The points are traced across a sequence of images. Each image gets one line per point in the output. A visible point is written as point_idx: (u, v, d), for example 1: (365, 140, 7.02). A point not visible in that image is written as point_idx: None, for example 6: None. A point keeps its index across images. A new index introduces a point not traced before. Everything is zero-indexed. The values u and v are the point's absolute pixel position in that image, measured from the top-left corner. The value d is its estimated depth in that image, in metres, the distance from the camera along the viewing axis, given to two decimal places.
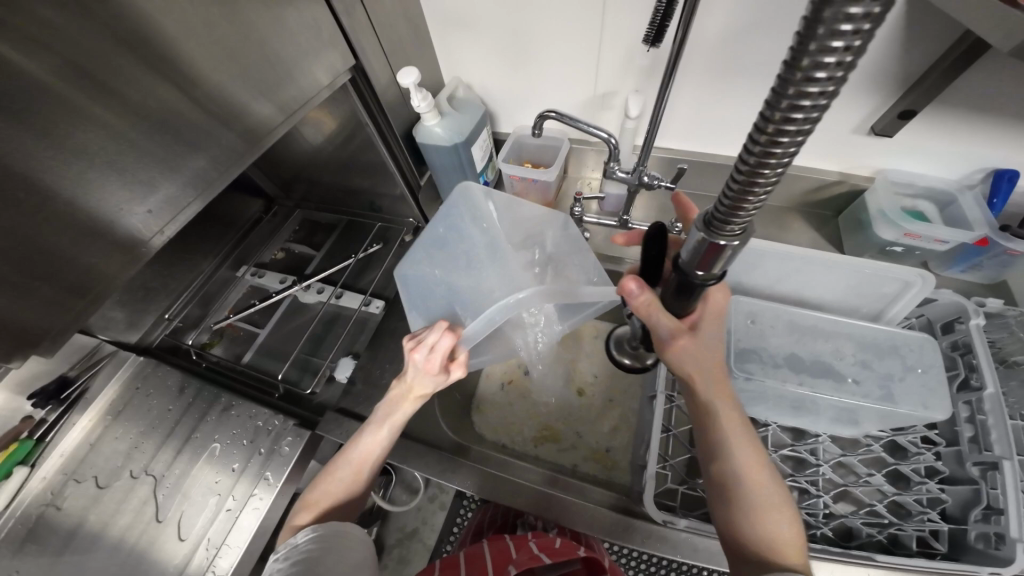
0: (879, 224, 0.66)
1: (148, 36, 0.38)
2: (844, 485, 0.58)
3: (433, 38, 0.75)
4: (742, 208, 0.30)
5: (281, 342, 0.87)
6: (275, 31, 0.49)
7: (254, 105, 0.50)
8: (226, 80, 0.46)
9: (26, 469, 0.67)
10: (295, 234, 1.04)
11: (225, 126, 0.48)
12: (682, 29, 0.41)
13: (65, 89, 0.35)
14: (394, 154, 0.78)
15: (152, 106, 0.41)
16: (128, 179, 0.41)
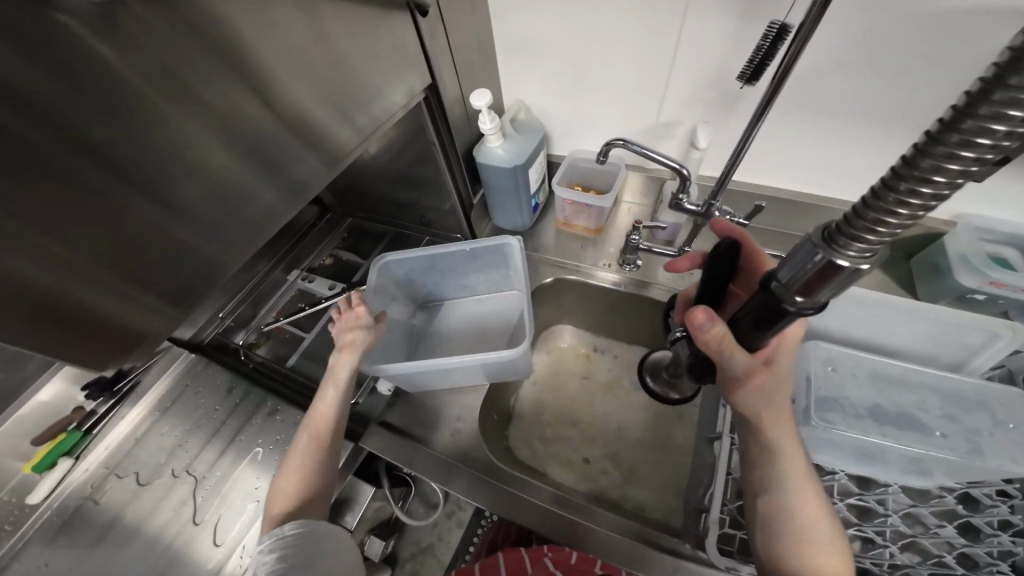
0: (959, 270, 0.62)
1: (244, 56, 0.39)
2: (911, 536, 0.52)
3: (500, 64, 0.78)
4: (875, 230, 0.27)
5: (325, 347, 0.89)
6: (354, 49, 0.50)
7: (330, 122, 0.51)
8: (313, 103, 0.48)
9: (70, 460, 0.69)
10: (344, 241, 1.07)
11: (309, 148, 0.50)
12: (783, 68, 0.44)
13: (165, 106, 0.36)
14: (453, 172, 0.80)
15: (241, 121, 0.42)
16: (221, 193, 0.43)
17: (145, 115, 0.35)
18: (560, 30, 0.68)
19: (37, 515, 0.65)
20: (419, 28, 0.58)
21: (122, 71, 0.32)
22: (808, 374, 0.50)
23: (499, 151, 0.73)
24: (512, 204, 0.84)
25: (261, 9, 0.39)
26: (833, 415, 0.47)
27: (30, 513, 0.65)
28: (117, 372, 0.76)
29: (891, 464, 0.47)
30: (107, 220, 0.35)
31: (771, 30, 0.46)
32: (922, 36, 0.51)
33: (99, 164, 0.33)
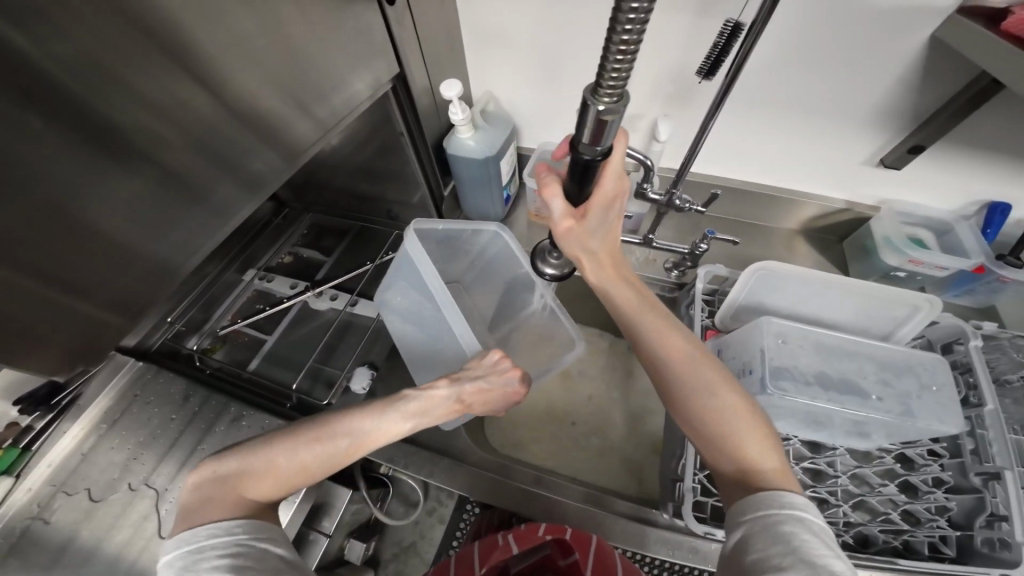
0: (884, 250, 0.71)
1: (190, 47, 0.36)
2: (861, 495, 0.59)
3: (466, 55, 0.77)
4: (585, 128, 0.35)
5: (292, 349, 0.85)
6: (313, 41, 0.48)
7: (288, 116, 0.48)
8: (268, 97, 0.45)
9: (11, 479, 0.63)
10: (303, 238, 1.01)
11: (265, 143, 0.47)
12: (735, 65, 0.48)
13: (96, 99, 0.33)
14: (421, 164, 0.79)
15: (189, 116, 0.39)
16: (174, 194, 0.41)
17: (88, 117, 0.33)
18: (526, 22, 0.69)
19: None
20: (387, 16, 0.56)
21: (47, 69, 0.30)
22: (762, 347, 0.54)
23: (471, 143, 0.73)
24: (483, 196, 0.84)
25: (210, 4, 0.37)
26: (786, 383, 0.52)
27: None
28: (53, 386, 0.69)
29: (833, 426, 0.53)
30: (45, 231, 0.33)
31: (724, 30, 0.50)
32: (851, 41, 0.57)
33: (29, 172, 0.31)
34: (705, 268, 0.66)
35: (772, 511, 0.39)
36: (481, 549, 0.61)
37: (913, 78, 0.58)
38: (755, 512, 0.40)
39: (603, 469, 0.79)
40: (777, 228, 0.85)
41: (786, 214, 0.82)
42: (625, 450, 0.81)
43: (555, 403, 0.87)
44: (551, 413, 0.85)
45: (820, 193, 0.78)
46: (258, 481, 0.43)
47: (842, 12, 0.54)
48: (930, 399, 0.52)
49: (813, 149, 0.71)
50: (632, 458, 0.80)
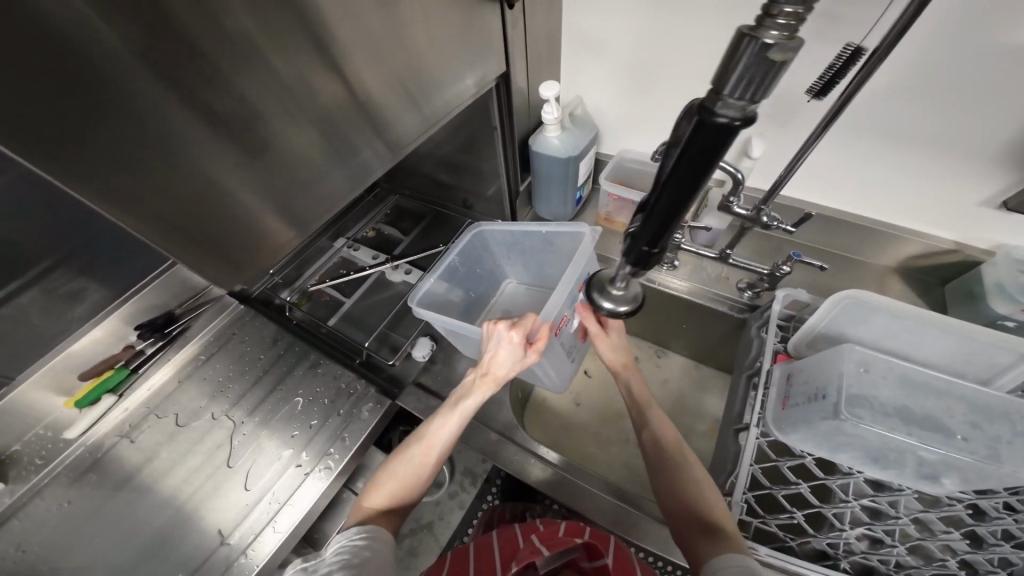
0: (993, 296, 0.65)
1: (334, 41, 0.43)
2: (920, 539, 0.53)
3: (564, 61, 0.82)
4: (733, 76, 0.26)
5: (367, 313, 0.94)
6: (431, 42, 0.54)
7: (399, 107, 0.55)
8: (385, 88, 0.51)
9: (113, 398, 0.74)
10: (386, 217, 1.11)
11: (378, 129, 0.53)
12: (849, 91, 0.47)
13: (256, 85, 0.39)
14: (507, 159, 0.84)
15: (324, 103, 0.45)
16: (289, 159, 0.45)
17: (247, 99, 0.39)
18: (628, 33, 0.71)
19: (69, 452, 0.70)
20: (504, 18, 0.62)
21: (204, 44, 0.34)
22: (841, 372, 0.52)
23: (557, 143, 0.77)
24: (558, 195, 0.88)
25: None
26: (862, 411, 0.49)
27: (64, 447, 0.70)
28: (168, 317, 0.80)
29: (906, 467, 0.49)
30: (180, 186, 0.38)
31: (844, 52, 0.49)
32: (984, 72, 0.53)
33: (187, 135, 0.36)
34: (783, 291, 0.65)
35: (731, 564, 0.45)
36: (499, 544, 0.64)
37: None
38: (715, 560, 0.46)
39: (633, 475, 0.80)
40: (867, 263, 0.80)
41: (873, 247, 0.78)
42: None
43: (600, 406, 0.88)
44: (587, 415, 0.90)
45: (919, 230, 0.73)
46: (372, 494, 0.59)
47: (975, 39, 0.51)
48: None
49: (918, 182, 0.67)
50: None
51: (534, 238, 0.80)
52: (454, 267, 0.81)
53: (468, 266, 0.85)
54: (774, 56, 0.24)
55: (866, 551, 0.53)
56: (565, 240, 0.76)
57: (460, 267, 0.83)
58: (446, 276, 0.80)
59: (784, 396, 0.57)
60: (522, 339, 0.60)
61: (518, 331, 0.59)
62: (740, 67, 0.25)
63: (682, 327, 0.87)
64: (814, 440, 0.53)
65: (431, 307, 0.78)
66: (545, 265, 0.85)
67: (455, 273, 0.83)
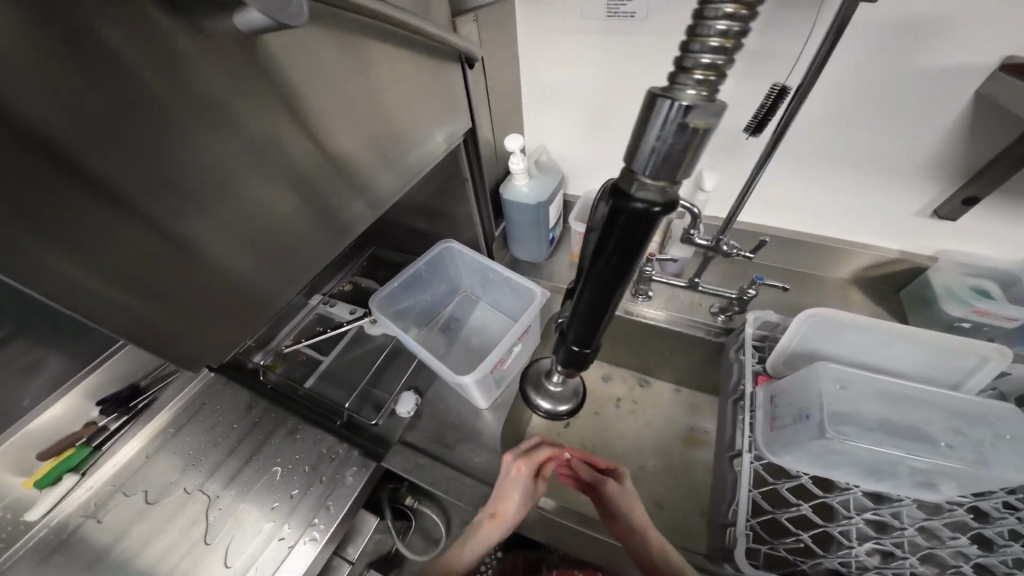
0: (945, 301, 0.69)
1: (316, 103, 0.44)
2: (929, 548, 0.51)
3: (525, 113, 0.88)
4: (645, 145, 0.31)
5: (348, 369, 0.91)
6: (406, 104, 0.57)
7: (377, 171, 0.56)
8: (363, 149, 0.53)
9: (74, 477, 0.68)
10: (363, 268, 1.10)
11: (358, 189, 0.54)
12: (780, 126, 0.52)
13: (241, 147, 0.38)
14: (480, 206, 0.86)
15: (309, 166, 0.46)
16: (268, 219, 0.43)
17: (232, 161, 0.38)
18: (582, 86, 0.78)
19: (31, 534, 0.64)
20: (466, 76, 0.66)
21: (191, 106, 0.33)
22: (820, 392, 0.53)
23: (527, 192, 0.81)
24: (533, 239, 0.91)
25: (302, 50, 0.41)
26: (847, 428, 0.50)
27: (22, 532, 0.63)
28: (134, 389, 0.76)
29: (899, 477, 0.49)
30: (165, 259, 0.35)
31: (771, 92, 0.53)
32: (895, 99, 0.61)
33: (172, 196, 0.34)
34: (753, 315, 0.68)
35: None
36: None
37: (960, 133, 0.61)
38: None
39: None
40: (828, 277, 0.86)
41: (831, 261, 0.83)
42: (671, 505, 0.78)
43: (594, 442, 0.86)
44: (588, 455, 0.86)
45: (870, 243, 0.79)
46: None
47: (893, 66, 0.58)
48: (1010, 451, 0.46)
49: (859, 199, 0.74)
50: (672, 508, 0.77)
51: (493, 271, 0.82)
52: (412, 278, 0.81)
53: (427, 276, 0.84)
54: (692, 124, 0.29)
55: (879, 565, 0.51)
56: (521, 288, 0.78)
57: (422, 277, 0.83)
58: (404, 286, 0.80)
59: (770, 417, 0.57)
60: (530, 474, 0.63)
61: (525, 463, 0.63)
62: (658, 134, 0.30)
63: (667, 355, 0.88)
64: (808, 461, 0.53)
65: (383, 308, 0.77)
66: (506, 307, 0.86)
67: (414, 282, 0.82)
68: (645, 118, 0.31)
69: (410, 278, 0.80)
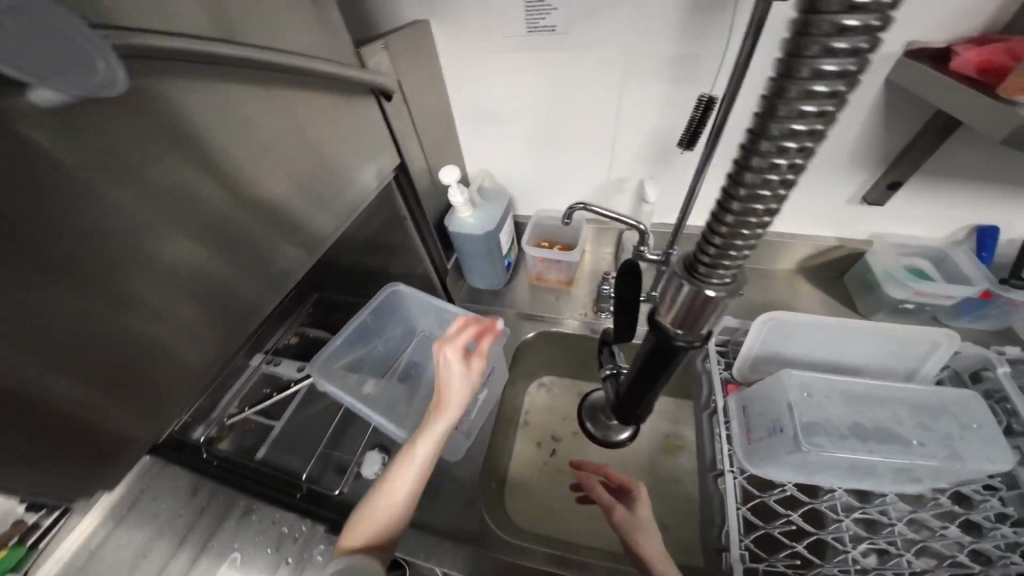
0: (887, 284, 0.71)
1: (232, 146, 0.38)
2: (923, 541, 0.49)
3: (462, 140, 0.85)
4: (729, 214, 0.29)
5: (304, 433, 0.83)
6: (341, 141, 0.53)
7: (314, 215, 0.51)
8: (296, 194, 0.47)
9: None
10: (311, 316, 1.00)
11: (291, 237, 0.48)
12: (716, 128, 0.50)
13: (136, 204, 0.32)
14: (425, 240, 0.82)
15: (229, 217, 0.39)
16: (184, 283, 0.37)
17: (122, 220, 0.31)
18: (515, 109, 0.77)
19: None
20: (385, 110, 0.60)
21: (59, 162, 0.27)
22: (789, 401, 0.52)
23: (471, 223, 0.77)
24: (488, 268, 0.87)
25: (213, 90, 0.36)
26: (821, 437, 0.49)
27: None
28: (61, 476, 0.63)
29: (881, 474, 0.48)
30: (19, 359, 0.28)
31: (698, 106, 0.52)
32: None
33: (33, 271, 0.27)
34: (713, 322, 0.68)
35: None
36: None
37: (873, 124, 0.63)
38: None
39: None
40: (778, 270, 0.88)
41: (779, 254, 0.85)
42: (665, 525, 0.75)
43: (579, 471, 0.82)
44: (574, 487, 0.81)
45: (811, 233, 0.81)
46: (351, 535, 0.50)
47: None
48: (978, 440, 0.47)
49: (795, 193, 0.76)
50: (666, 528, 0.74)
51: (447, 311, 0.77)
52: (360, 329, 0.75)
53: (375, 324, 0.78)
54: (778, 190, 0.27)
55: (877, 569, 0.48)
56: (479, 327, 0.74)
57: (372, 325, 0.78)
58: (352, 339, 0.74)
59: (746, 429, 0.56)
60: (462, 349, 0.54)
61: (455, 345, 0.54)
62: (744, 202, 0.28)
63: None
64: (790, 471, 0.51)
65: (329, 369, 0.70)
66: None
67: (363, 332, 0.77)
68: (731, 188, 0.28)
69: (358, 330, 0.75)
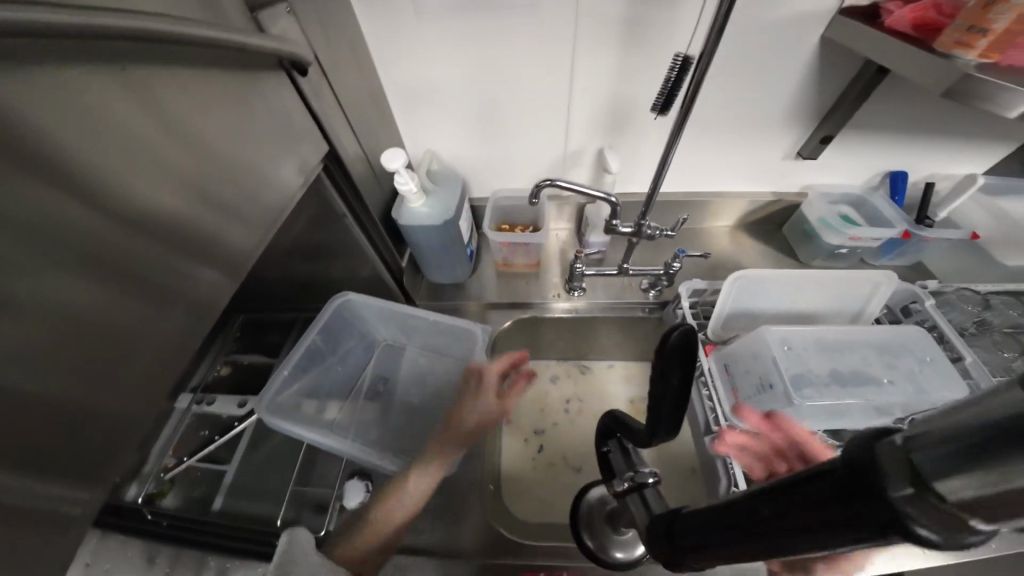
0: (824, 232, 0.77)
1: (83, 139, 0.27)
2: None
3: (395, 116, 0.73)
4: None
5: (262, 476, 0.71)
6: (250, 126, 0.40)
7: (228, 227, 0.39)
8: (197, 201, 0.35)
9: None
10: (239, 341, 0.87)
11: (200, 260, 0.37)
12: (688, 96, 0.50)
13: None
14: (372, 240, 0.70)
15: (98, 241, 0.28)
16: (43, 340, 0.26)
17: None
18: (455, 80, 0.67)
19: None
20: (302, 88, 0.48)
21: None
22: (775, 357, 0.54)
23: (427, 214, 0.68)
24: (448, 260, 0.79)
25: (33, 59, 0.23)
26: (810, 389, 0.53)
27: None
28: None
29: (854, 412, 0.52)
30: None
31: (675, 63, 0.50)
32: (761, 53, 0.62)
33: None
34: (685, 286, 0.68)
35: None
36: None
37: (812, 79, 0.65)
38: None
39: None
40: (726, 227, 0.91)
41: (726, 212, 0.88)
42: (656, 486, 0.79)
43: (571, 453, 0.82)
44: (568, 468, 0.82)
45: (754, 189, 0.84)
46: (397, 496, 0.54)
47: (757, 20, 0.58)
48: (931, 371, 0.54)
49: (741, 152, 0.77)
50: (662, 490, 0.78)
51: (411, 314, 0.69)
52: (311, 351, 0.65)
53: (326, 345, 0.68)
54: None
55: None
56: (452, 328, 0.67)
57: (326, 344, 0.68)
58: (304, 364, 0.64)
59: (733, 387, 0.59)
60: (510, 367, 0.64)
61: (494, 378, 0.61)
62: None
63: (613, 340, 0.86)
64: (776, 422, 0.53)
65: (277, 406, 0.59)
66: (438, 350, 0.74)
67: (317, 353, 0.67)
68: None
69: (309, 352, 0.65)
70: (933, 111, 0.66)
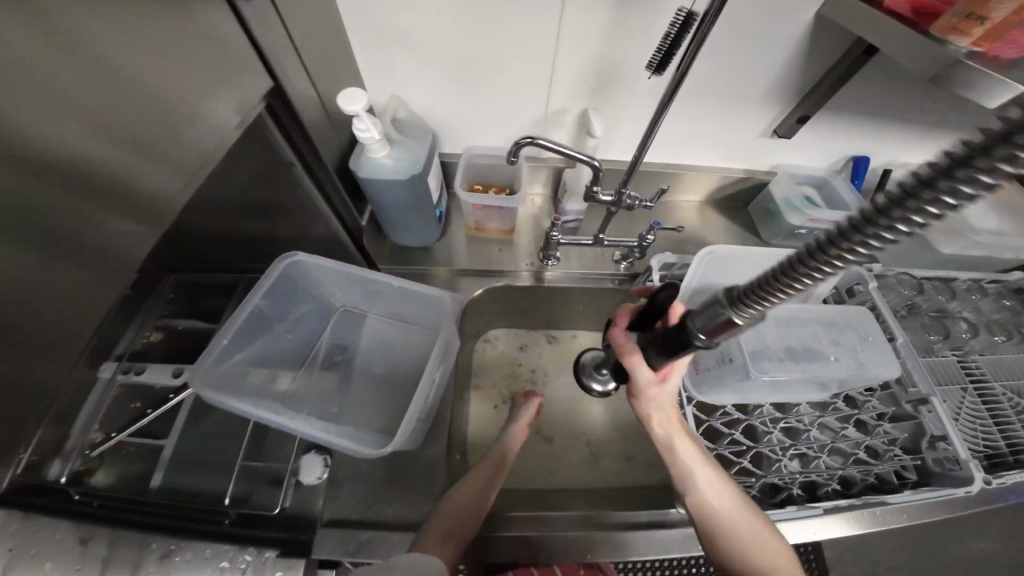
0: (787, 211, 0.79)
1: None
2: (833, 441, 0.62)
3: (353, 51, 0.62)
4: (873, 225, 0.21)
5: (207, 450, 0.66)
6: (150, 54, 0.30)
7: (123, 195, 0.30)
8: (69, 159, 0.26)
9: None
10: (173, 304, 0.75)
11: (78, 236, 0.28)
12: (682, 69, 0.47)
13: None
14: (328, 195, 0.62)
15: None
16: None
17: None
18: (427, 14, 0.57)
19: None
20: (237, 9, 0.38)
21: None
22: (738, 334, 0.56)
23: (392, 167, 0.61)
24: (412, 222, 0.72)
25: None
26: (766, 364, 0.55)
27: None
28: None
29: (797, 384, 0.57)
30: None
31: (678, 20, 0.46)
32: (761, 21, 0.59)
33: None
34: (656, 258, 0.67)
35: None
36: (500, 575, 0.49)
37: (803, 55, 0.63)
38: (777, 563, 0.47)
39: (603, 473, 0.81)
40: (696, 202, 0.91)
41: (699, 188, 0.87)
42: (617, 449, 0.83)
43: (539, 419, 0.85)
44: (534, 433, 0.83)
45: (728, 166, 0.84)
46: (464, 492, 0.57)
47: None
48: (871, 349, 0.58)
49: (721, 125, 0.75)
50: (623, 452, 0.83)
51: (373, 279, 0.64)
52: (258, 312, 0.59)
53: (275, 308, 0.61)
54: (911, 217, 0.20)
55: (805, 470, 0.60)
56: (421, 297, 0.63)
57: (274, 304, 0.61)
58: (248, 327, 0.58)
59: (693, 361, 0.60)
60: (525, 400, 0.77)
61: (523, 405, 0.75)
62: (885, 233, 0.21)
63: (582, 310, 0.86)
64: (729, 393, 0.58)
65: (218, 373, 0.54)
66: (404, 320, 0.69)
67: (263, 316, 0.60)
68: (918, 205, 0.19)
69: (255, 314, 0.58)
70: (905, 97, 0.67)
